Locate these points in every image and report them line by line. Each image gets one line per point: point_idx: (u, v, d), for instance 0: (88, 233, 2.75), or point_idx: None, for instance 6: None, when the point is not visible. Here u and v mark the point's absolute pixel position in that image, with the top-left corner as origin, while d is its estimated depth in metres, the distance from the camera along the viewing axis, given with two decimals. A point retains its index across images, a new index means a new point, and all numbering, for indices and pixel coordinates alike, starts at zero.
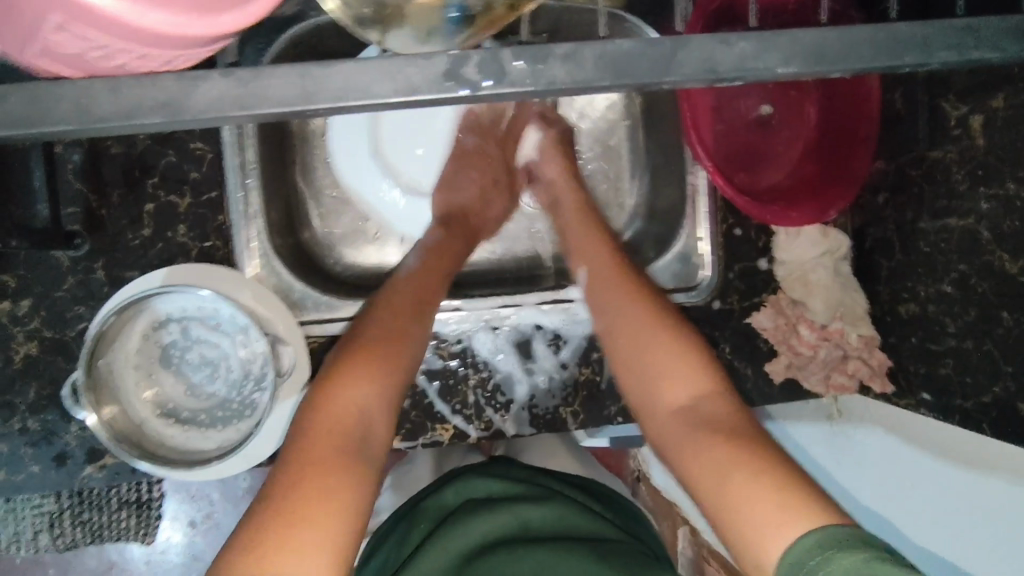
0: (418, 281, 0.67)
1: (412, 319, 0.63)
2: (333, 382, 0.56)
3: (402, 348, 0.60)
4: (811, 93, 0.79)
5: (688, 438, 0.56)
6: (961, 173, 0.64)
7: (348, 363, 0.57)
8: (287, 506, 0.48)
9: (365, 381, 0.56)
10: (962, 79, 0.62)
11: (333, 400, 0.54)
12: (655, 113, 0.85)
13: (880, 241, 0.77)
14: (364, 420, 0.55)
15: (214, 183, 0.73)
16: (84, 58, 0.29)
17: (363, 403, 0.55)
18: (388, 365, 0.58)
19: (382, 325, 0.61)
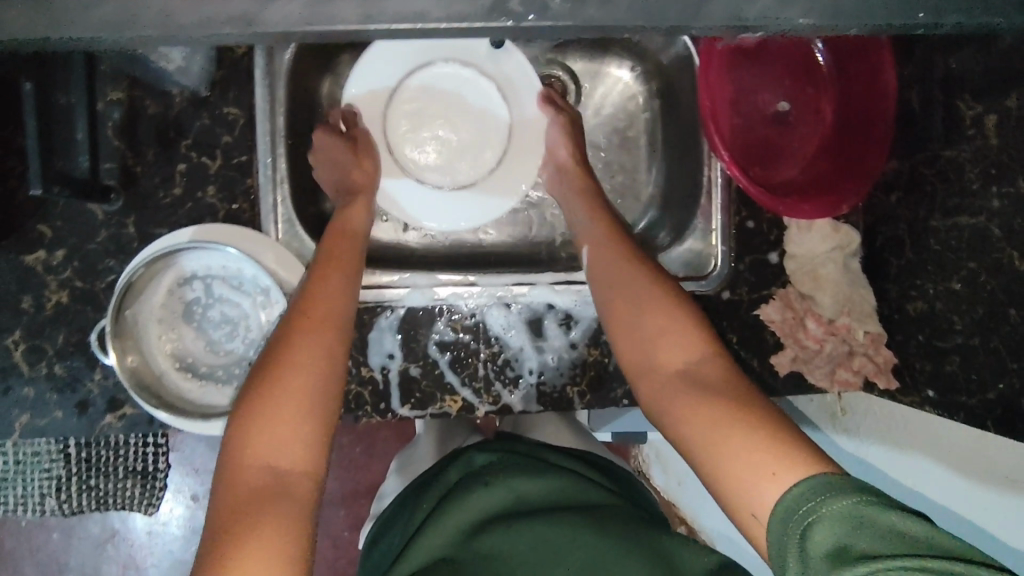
0: (328, 287, 0.63)
1: (320, 343, 0.58)
2: (244, 432, 0.53)
3: (319, 365, 0.57)
4: (827, 91, 0.81)
5: (688, 390, 0.57)
6: (975, 172, 0.65)
7: (265, 399, 0.54)
8: (233, 540, 0.49)
9: (276, 421, 0.54)
10: (978, 79, 0.63)
11: (254, 445, 0.53)
12: (675, 105, 0.87)
13: (891, 239, 0.78)
14: (292, 458, 0.53)
15: (244, 148, 0.75)
16: None
17: (284, 437, 0.53)
18: (304, 393, 0.55)
19: (275, 349, 0.57)
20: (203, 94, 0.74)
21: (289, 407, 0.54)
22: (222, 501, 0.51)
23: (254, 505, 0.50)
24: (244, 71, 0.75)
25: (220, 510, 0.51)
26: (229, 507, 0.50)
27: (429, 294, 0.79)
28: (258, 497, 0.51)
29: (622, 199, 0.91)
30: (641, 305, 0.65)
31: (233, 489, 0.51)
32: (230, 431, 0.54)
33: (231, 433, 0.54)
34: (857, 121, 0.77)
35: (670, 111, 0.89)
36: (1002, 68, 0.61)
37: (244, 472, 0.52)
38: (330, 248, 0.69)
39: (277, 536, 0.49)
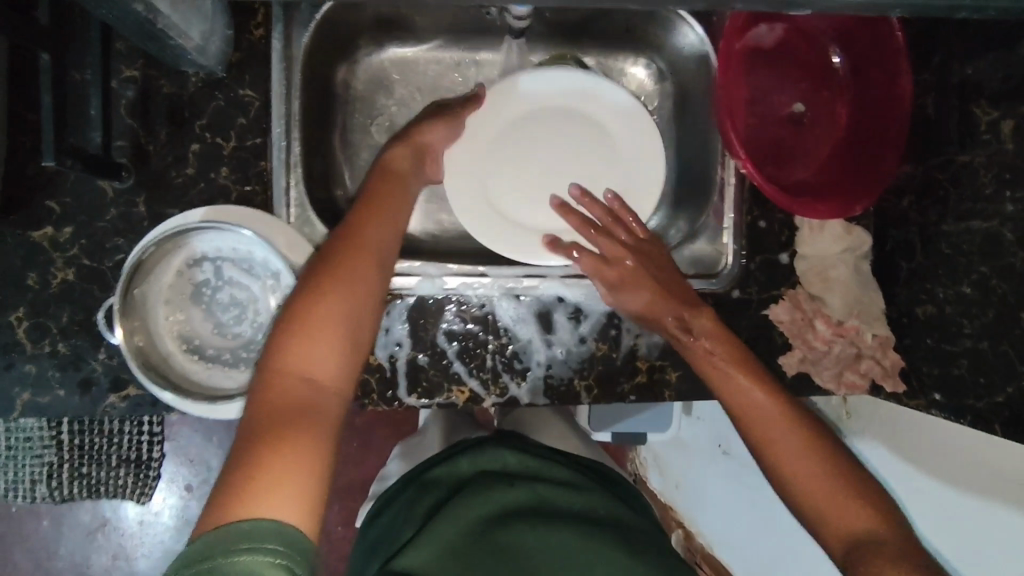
0: (382, 234, 0.66)
1: (367, 273, 0.62)
2: (291, 343, 0.55)
3: (362, 299, 0.60)
4: (844, 95, 0.81)
5: (844, 511, 0.62)
6: (988, 176, 0.65)
7: (310, 319, 0.57)
8: (272, 444, 0.51)
9: (320, 339, 0.56)
10: (995, 84, 0.64)
11: (294, 358, 0.55)
12: (689, 103, 0.87)
13: (901, 242, 0.78)
14: (330, 378, 0.56)
15: (258, 130, 0.75)
16: None
17: (321, 357, 0.56)
18: (346, 319, 0.58)
19: (329, 268, 0.60)
20: (219, 75, 0.74)
21: (329, 331, 0.57)
22: (257, 408, 0.53)
23: (288, 417, 0.52)
24: (261, 55, 0.74)
25: (254, 419, 0.53)
26: (265, 414, 0.53)
27: (439, 283, 0.78)
28: (292, 409, 0.53)
29: None
30: (732, 371, 0.70)
31: (269, 400, 0.53)
32: (270, 347, 0.56)
33: (271, 348, 0.56)
34: (872, 124, 0.77)
35: (683, 110, 0.89)
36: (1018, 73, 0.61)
37: (280, 386, 0.54)
38: (374, 186, 0.71)
39: (312, 448, 0.52)
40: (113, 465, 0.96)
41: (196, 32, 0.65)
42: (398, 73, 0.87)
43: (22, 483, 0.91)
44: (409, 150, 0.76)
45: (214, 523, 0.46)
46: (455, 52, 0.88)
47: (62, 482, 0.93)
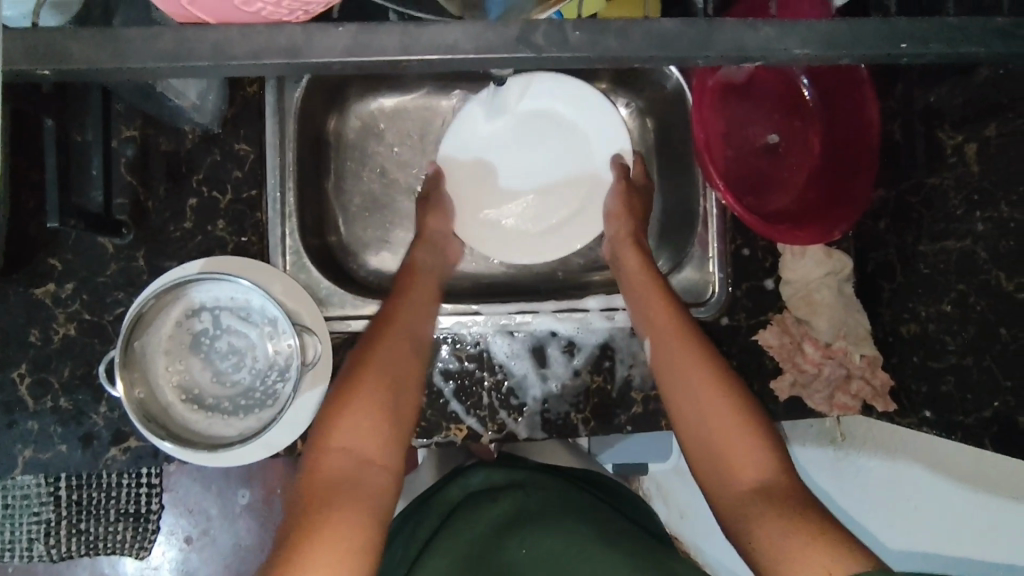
0: (415, 316, 0.71)
1: (394, 364, 0.65)
2: (338, 418, 0.60)
3: (403, 376, 0.64)
4: (816, 125, 0.84)
5: (759, 511, 0.55)
6: (958, 199, 0.68)
7: (341, 411, 0.60)
8: (313, 522, 0.53)
9: (369, 411, 0.60)
10: (957, 108, 0.67)
11: (337, 432, 0.59)
12: (667, 139, 0.90)
13: (881, 265, 0.80)
14: (374, 448, 0.59)
15: (253, 183, 0.77)
16: (228, 5, 0.40)
17: (351, 444, 0.59)
18: (373, 408, 0.61)
19: (371, 347, 0.66)
20: (214, 131, 0.76)
21: (373, 412, 0.60)
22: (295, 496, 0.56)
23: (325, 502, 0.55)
24: (254, 111, 0.78)
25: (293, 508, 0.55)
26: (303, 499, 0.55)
27: None
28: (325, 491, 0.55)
29: None
30: (678, 351, 0.68)
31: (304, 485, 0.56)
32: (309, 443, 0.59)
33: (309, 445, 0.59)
34: (844, 152, 0.80)
35: (663, 143, 0.92)
36: (976, 100, 0.65)
37: (330, 458, 0.58)
38: (409, 279, 0.76)
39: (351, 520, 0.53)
40: (112, 520, 0.95)
41: (193, 91, 0.69)
42: (388, 120, 0.90)
43: (19, 542, 0.91)
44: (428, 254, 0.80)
45: None
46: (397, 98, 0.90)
47: (62, 540, 0.92)
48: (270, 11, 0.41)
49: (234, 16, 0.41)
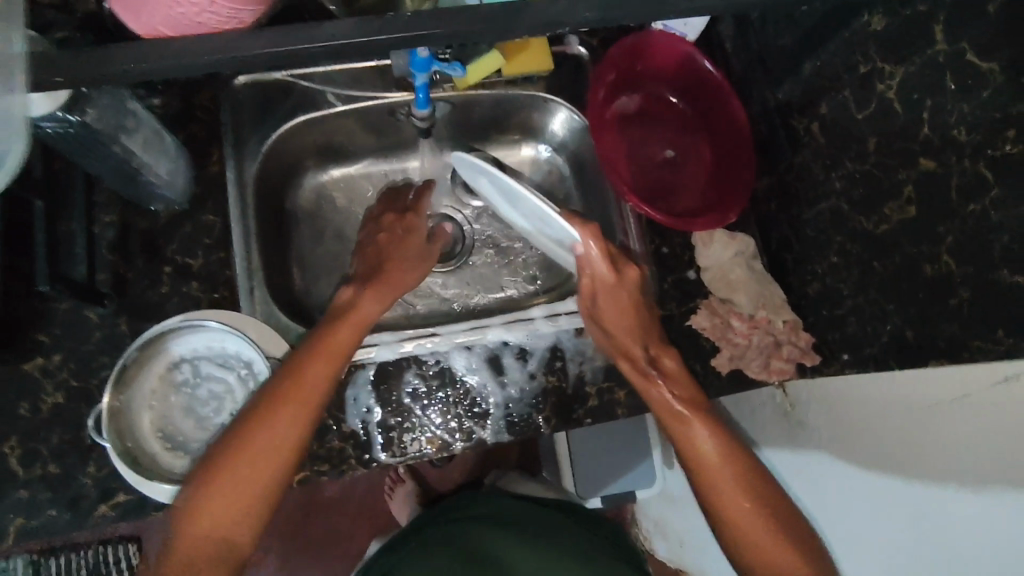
0: (315, 377, 0.72)
1: (278, 429, 0.68)
2: (206, 505, 0.66)
3: (280, 460, 0.68)
4: (703, 136, 0.98)
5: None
6: (818, 166, 0.82)
7: (217, 480, 0.66)
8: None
9: (231, 499, 0.66)
10: (798, 98, 0.83)
11: (202, 516, 0.65)
12: (581, 171, 1.04)
13: (779, 240, 0.92)
14: (236, 531, 0.66)
15: (222, 246, 0.87)
16: (182, 13, 0.45)
17: (221, 512, 0.66)
18: (245, 481, 0.67)
19: (255, 419, 0.69)
20: (184, 207, 0.87)
21: (238, 495, 0.66)
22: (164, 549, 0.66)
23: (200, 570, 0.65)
24: (217, 185, 0.88)
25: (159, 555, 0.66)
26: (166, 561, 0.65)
27: (395, 348, 0.87)
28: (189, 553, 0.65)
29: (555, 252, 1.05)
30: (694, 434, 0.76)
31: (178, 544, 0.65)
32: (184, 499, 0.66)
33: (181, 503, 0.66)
34: (727, 152, 0.94)
35: (580, 172, 1.04)
36: (811, 87, 0.81)
37: (196, 542, 0.65)
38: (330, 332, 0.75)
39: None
40: None
41: (164, 168, 0.78)
42: (338, 187, 1.02)
43: None
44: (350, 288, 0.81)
45: None
46: (345, 168, 1.02)
47: None
48: (215, 20, 0.46)
49: (186, 29, 0.46)
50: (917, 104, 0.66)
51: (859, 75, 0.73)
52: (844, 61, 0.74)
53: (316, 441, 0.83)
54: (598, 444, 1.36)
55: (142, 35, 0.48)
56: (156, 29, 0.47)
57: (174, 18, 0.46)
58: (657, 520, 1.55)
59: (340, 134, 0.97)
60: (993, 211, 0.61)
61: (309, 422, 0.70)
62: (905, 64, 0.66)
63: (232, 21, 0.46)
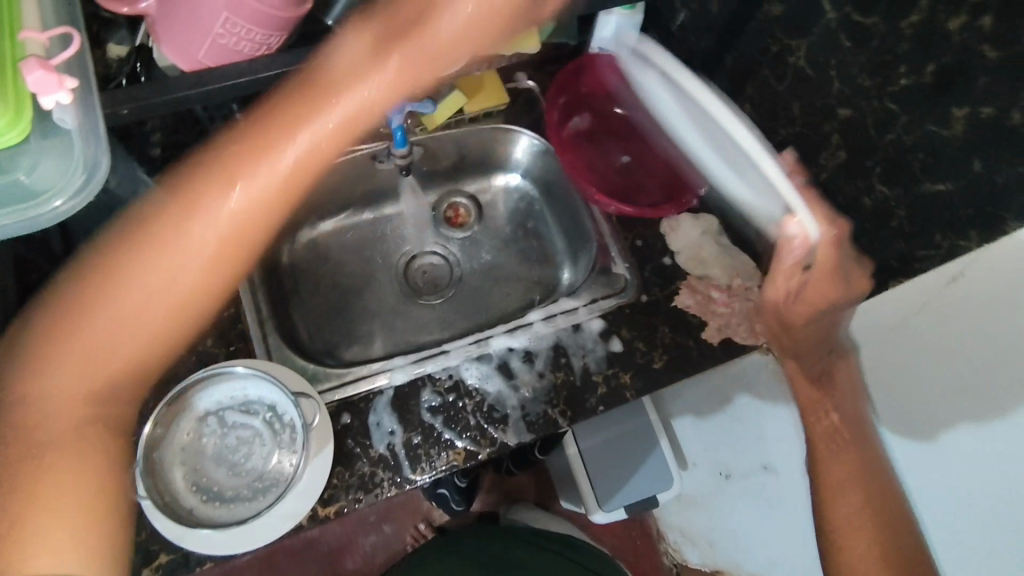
0: (166, 236, 0.60)
1: (221, 225, 0.62)
2: (41, 364, 0.56)
3: (81, 375, 0.57)
4: (652, 138, 1.09)
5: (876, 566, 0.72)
6: (757, 140, 0.93)
7: (114, 281, 0.58)
8: (19, 486, 0.53)
9: (38, 415, 0.56)
10: (727, 88, 0.96)
11: (43, 384, 0.56)
12: (550, 190, 1.13)
13: (739, 215, 1.02)
14: (104, 373, 0.58)
15: (231, 303, 0.92)
16: (229, 49, 0.60)
17: (110, 323, 0.58)
18: (158, 329, 0.60)
19: (71, 310, 0.57)
20: None
21: (54, 374, 0.56)
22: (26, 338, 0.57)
23: (75, 441, 0.57)
24: None
25: (2, 444, 0.54)
26: (24, 432, 0.55)
27: (409, 370, 0.92)
28: (94, 383, 0.58)
29: (540, 267, 1.13)
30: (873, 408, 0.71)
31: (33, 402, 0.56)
32: (41, 319, 0.57)
33: (53, 312, 0.57)
34: (676, 148, 1.06)
35: (547, 193, 1.14)
36: (735, 74, 0.93)
37: (89, 361, 0.57)
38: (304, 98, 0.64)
39: (68, 487, 0.55)
40: None
41: None
42: (330, 241, 1.10)
43: None
44: (362, 50, 0.65)
45: None
46: (334, 221, 1.09)
47: None
48: (251, 49, 0.61)
49: (228, 57, 0.60)
50: (824, 65, 0.78)
51: (773, 54, 0.85)
52: (759, 47, 0.87)
53: (345, 470, 0.86)
54: (611, 453, 1.35)
55: (189, 71, 0.61)
56: (202, 62, 0.61)
57: (219, 49, 0.60)
58: (683, 527, 1.56)
59: (327, 189, 1.05)
60: (904, 136, 0.71)
61: (196, 309, 0.62)
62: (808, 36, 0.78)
63: (261, 49, 0.61)
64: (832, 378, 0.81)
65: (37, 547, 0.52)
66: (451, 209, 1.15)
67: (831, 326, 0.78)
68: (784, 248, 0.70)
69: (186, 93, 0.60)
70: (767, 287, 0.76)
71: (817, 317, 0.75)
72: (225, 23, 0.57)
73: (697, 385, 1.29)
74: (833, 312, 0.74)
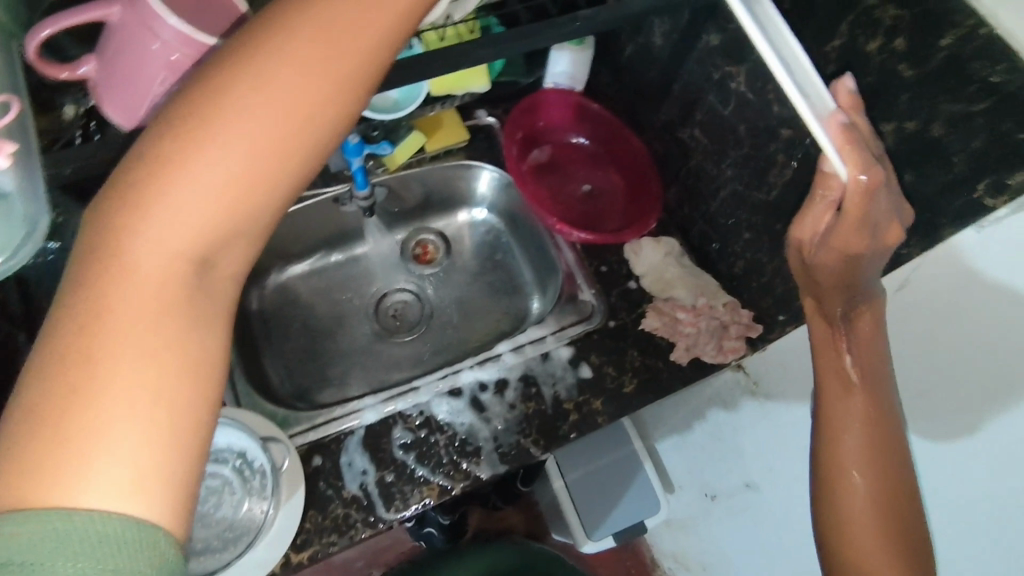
0: (219, 108, 0.40)
1: (282, 84, 0.41)
2: (127, 238, 0.38)
3: (127, 284, 0.38)
4: (612, 168, 1.11)
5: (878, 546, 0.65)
6: (709, 163, 0.96)
7: (202, 136, 0.39)
8: (55, 421, 0.34)
9: (170, 293, 0.39)
10: (677, 116, 0.99)
11: (111, 280, 0.38)
12: (515, 222, 1.15)
13: (700, 236, 1.04)
14: (171, 262, 0.39)
15: None
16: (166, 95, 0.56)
17: (168, 257, 0.39)
18: (232, 212, 0.40)
19: (202, 159, 0.39)
20: None
21: (146, 264, 0.38)
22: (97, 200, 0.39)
23: (141, 364, 0.37)
24: None
25: (78, 354, 0.36)
26: (63, 340, 0.36)
27: (379, 409, 0.92)
28: (83, 325, 0.36)
29: (510, 297, 1.14)
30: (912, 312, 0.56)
31: (105, 279, 0.37)
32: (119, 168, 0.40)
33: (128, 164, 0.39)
34: (636, 175, 1.08)
35: (514, 225, 1.15)
36: (683, 102, 0.96)
37: (157, 249, 0.38)
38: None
39: (119, 422, 0.35)
40: None
41: None
42: (300, 283, 1.11)
43: None
44: None
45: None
46: (303, 264, 1.11)
47: None
48: None
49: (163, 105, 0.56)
50: (763, 89, 0.81)
51: (715, 80, 0.88)
52: (703, 74, 0.90)
53: (319, 513, 0.85)
54: (595, 481, 1.35)
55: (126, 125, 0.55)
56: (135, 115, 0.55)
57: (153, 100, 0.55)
58: (676, 552, 1.54)
59: (295, 232, 1.06)
60: None
61: (255, 214, 0.41)
62: (745, 63, 0.82)
63: None
64: (855, 326, 0.67)
65: (109, 452, 0.35)
66: (418, 246, 1.16)
67: (864, 274, 0.64)
68: (820, 188, 0.59)
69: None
70: (793, 232, 0.65)
71: (846, 272, 0.63)
72: (161, 84, 0.52)
73: (676, 409, 1.32)
74: (863, 264, 0.62)
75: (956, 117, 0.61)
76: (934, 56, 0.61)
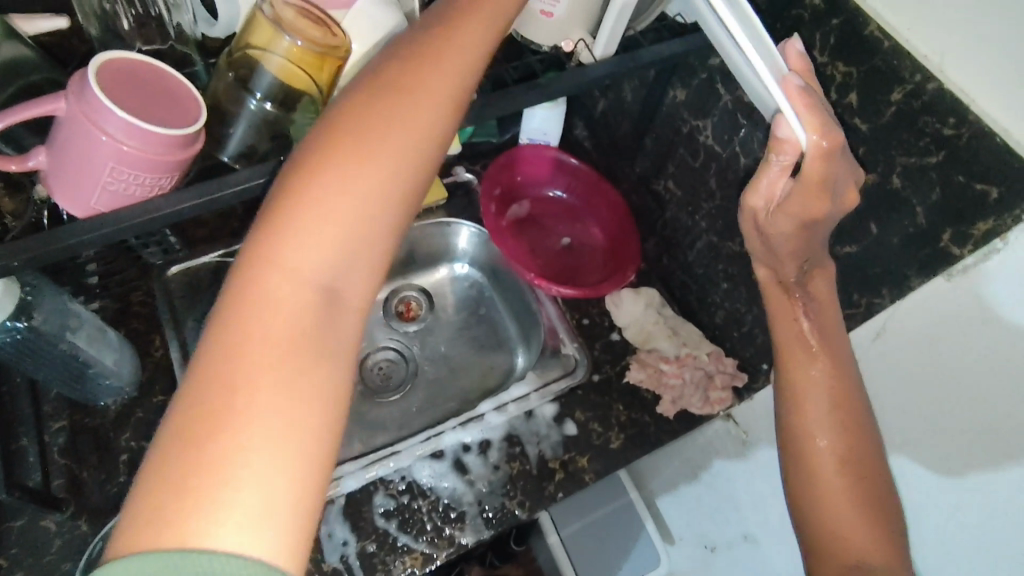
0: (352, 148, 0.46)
1: (389, 137, 0.47)
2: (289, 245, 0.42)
3: (298, 287, 0.41)
4: (592, 221, 1.11)
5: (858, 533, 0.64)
6: (684, 214, 0.97)
7: (338, 178, 0.45)
8: (194, 445, 0.36)
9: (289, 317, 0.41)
10: (650, 169, 1.01)
11: (284, 264, 0.42)
12: (497, 277, 1.15)
13: (680, 285, 1.04)
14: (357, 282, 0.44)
15: None
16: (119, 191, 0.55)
17: (298, 286, 0.42)
18: (351, 255, 0.44)
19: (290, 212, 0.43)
20: (134, 393, 0.87)
21: (274, 295, 0.41)
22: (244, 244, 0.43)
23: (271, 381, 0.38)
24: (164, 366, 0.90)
25: (205, 380, 0.37)
26: (200, 376, 0.38)
27: (360, 475, 0.89)
28: (225, 359, 0.38)
29: (495, 353, 1.13)
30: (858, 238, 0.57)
31: (255, 305, 0.40)
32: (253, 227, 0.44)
33: (261, 220, 0.44)
34: (616, 228, 1.07)
35: (496, 279, 1.16)
36: (654, 156, 0.98)
37: (261, 287, 0.41)
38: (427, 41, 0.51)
39: (256, 451, 0.36)
40: None
41: (110, 356, 0.82)
42: None
43: None
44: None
45: (126, 545, 0.33)
46: None
47: None
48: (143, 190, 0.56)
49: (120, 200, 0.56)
50: (730, 142, 0.82)
51: (683, 133, 0.89)
52: (671, 128, 0.91)
53: None
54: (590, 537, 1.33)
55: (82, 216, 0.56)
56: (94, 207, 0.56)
57: (109, 192, 0.55)
58: None
59: None
60: None
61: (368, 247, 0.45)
62: (710, 116, 0.83)
63: (154, 189, 0.56)
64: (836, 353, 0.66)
65: (239, 478, 0.35)
66: (402, 303, 1.16)
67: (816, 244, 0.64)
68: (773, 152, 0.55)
69: (82, 239, 0.54)
70: (742, 198, 0.61)
71: (797, 237, 0.62)
72: (110, 172, 0.53)
73: (671, 459, 1.31)
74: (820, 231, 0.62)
75: (911, 169, 0.64)
76: (884, 112, 0.63)
